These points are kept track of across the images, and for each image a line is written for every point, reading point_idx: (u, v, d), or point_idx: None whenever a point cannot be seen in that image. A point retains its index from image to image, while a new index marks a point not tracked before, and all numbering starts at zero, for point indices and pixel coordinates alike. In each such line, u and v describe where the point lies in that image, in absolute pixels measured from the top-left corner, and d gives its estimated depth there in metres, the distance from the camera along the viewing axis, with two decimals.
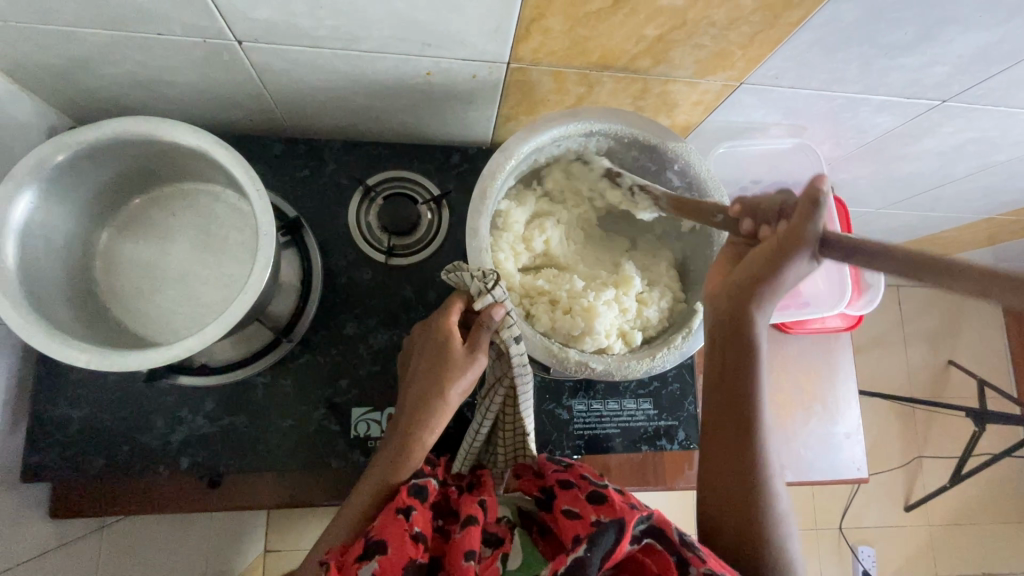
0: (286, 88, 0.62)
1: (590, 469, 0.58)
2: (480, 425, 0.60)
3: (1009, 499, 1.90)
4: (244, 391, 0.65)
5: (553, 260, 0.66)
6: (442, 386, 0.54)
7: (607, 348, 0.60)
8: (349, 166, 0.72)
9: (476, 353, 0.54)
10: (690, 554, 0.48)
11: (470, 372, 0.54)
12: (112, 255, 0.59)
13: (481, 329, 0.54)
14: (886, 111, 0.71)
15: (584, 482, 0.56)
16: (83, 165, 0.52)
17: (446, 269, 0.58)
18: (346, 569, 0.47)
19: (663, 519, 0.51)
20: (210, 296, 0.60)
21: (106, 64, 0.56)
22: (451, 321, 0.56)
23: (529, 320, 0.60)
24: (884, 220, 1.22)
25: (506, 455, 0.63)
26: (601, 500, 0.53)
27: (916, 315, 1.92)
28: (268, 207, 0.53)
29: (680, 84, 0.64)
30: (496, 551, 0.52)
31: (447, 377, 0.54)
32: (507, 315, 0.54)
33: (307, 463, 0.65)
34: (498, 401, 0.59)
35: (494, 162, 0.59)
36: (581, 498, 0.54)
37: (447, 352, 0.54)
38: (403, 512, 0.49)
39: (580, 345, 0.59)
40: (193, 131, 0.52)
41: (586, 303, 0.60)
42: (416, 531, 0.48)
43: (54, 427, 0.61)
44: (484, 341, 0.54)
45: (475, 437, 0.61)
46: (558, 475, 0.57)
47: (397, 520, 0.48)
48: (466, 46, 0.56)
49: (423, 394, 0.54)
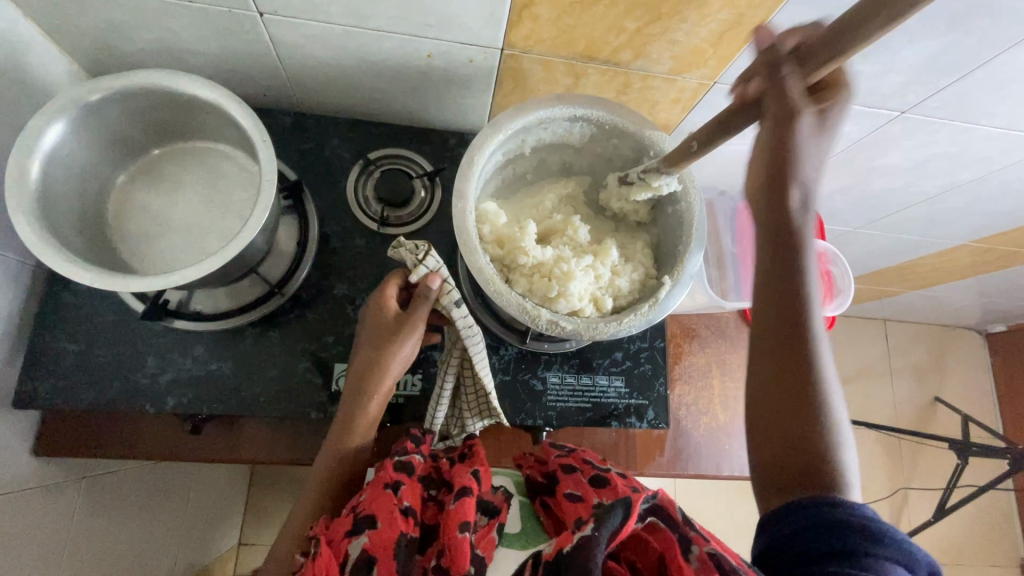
0: (300, 64, 0.68)
1: (593, 454, 0.62)
2: (443, 388, 0.63)
3: (997, 540, 1.87)
4: (233, 338, 0.68)
5: (540, 268, 0.62)
6: (386, 353, 0.58)
7: (579, 311, 0.60)
8: (352, 142, 0.77)
9: (415, 322, 0.58)
10: (693, 533, 0.49)
11: (414, 340, 0.59)
12: (127, 200, 0.64)
13: (420, 299, 0.57)
14: (852, 119, 0.77)
15: (586, 467, 0.59)
16: (107, 110, 0.57)
17: (392, 246, 0.60)
18: (335, 543, 0.49)
19: (666, 499, 0.52)
20: (209, 245, 0.64)
21: (137, 29, 0.62)
22: (388, 295, 0.59)
23: (509, 280, 0.62)
24: (863, 241, 1.27)
25: (476, 413, 0.66)
26: (601, 483, 0.56)
27: (903, 349, 1.95)
28: (272, 157, 0.57)
29: (658, 79, 0.70)
30: (492, 520, 0.53)
31: (390, 345, 0.58)
32: (443, 283, 0.58)
33: (287, 412, 0.67)
34: (455, 364, 0.63)
35: (482, 134, 0.62)
36: (583, 481, 0.56)
37: (390, 325, 0.59)
38: (394, 487, 0.51)
39: (554, 307, 0.60)
40: (209, 85, 0.57)
41: (565, 268, 0.61)
42: (405, 506, 0.50)
43: (51, 358, 0.64)
44: (422, 310, 0.58)
45: (439, 402, 0.64)
46: (561, 460, 0.60)
47: (386, 495, 0.50)
48: (464, 30, 0.62)
49: (371, 362, 0.59)
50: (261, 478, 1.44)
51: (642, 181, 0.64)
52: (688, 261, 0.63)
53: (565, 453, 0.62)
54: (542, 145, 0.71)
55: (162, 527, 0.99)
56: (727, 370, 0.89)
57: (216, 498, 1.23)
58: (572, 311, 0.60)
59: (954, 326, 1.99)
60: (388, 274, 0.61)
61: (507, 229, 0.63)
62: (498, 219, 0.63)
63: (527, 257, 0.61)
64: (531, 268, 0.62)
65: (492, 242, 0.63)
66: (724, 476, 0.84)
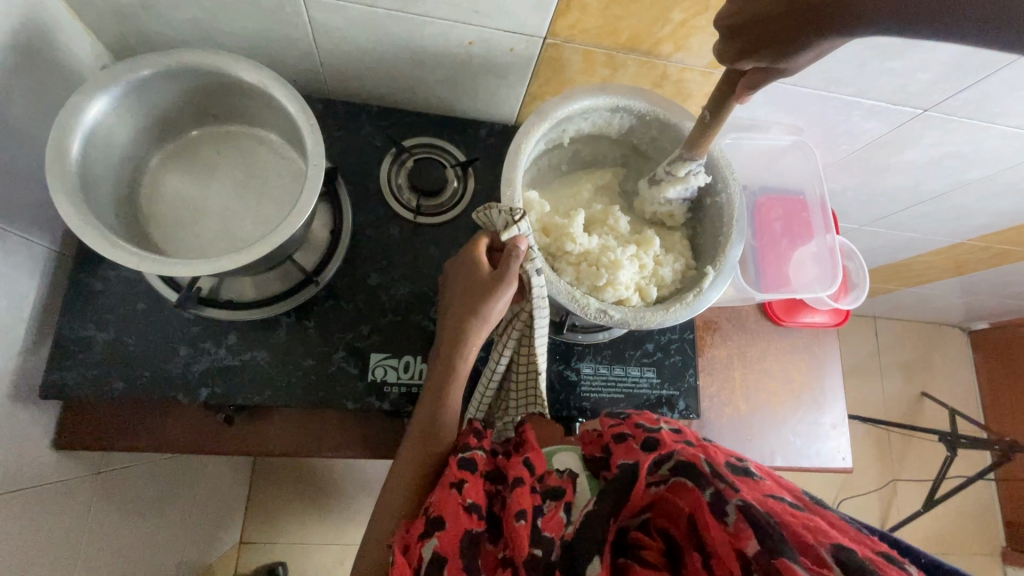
0: (336, 49, 0.67)
1: (646, 416, 0.60)
2: (497, 365, 0.63)
3: (983, 530, 1.92)
4: (267, 327, 0.67)
5: (587, 257, 0.62)
6: (477, 310, 0.56)
7: (626, 300, 0.61)
8: (384, 130, 0.76)
9: (504, 284, 0.55)
10: (722, 484, 0.49)
11: (506, 303, 0.57)
12: (158, 185, 0.62)
13: (509, 259, 0.55)
14: (875, 116, 0.79)
15: (638, 432, 0.57)
16: (149, 89, 0.55)
17: (478, 208, 0.61)
18: (411, 548, 0.49)
19: (690, 455, 0.52)
20: (246, 232, 0.62)
21: (173, 7, 0.60)
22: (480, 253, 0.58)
23: (555, 268, 0.62)
24: (865, 239, 1.30)
25: (521, 397, 0.65)
26: (654, 448, 0.54)
27: (892, 346, 2.01)
28: (319, 141, 0.56)
29: (695, 73, 0.71)
30: (559, 502, 0.52)
31: (483, 306, 0.56)
32: (529, 248, 0.56)
33: (322, 402, 0.66)
34: (513, 339, 0.61)
35: (529, 123, 0.62)
36: (636, 447, 0.55)
37: (480, 285, 0.56)
38: (457, 486, 0.52)
39: (601, 296, 0.60)
40: (256, 67, 0.56)
41: (612, 257, 0.61)
42: (469, 503, 0.50)
43: (78, 347, 0.61)
44: (513, 270, 0.55)
45: (490, 379, 0.63)
46: (614, 429, 0.59)
47: (449, 495, 0.51)
48: (511, 18, 0.61)
49: (462, 319, 0.57)
50: (262, 476, 1.41)
51: (669, 175, 0.64)
52: (731, 252, 0.64)
53: (620, 420, 0.60)
54: (579, 136, 0.71)
55: (169, 525, 0.96)
56: (747, 362, 0.92)
57: (220, 497, 1.20)
58: (618, 301, 0.61)
59: (938, 324, 2.06)
60: (476, 235, 0.60)
61: (554, 217, 0.63)
62: (544, 211, 0.64)
63: (575, 245, 0.61)
64: (577, 256, 0.62)
65: (540, 231, 0.63)
66: None
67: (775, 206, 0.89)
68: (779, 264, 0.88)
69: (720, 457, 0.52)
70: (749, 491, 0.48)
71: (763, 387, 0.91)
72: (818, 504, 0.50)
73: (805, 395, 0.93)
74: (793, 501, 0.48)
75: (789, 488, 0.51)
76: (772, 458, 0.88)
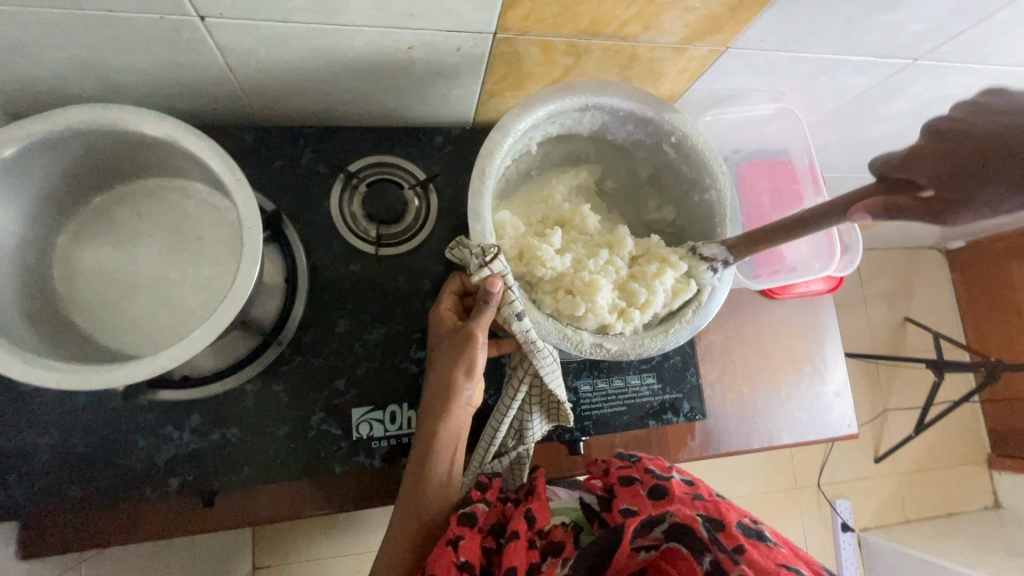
0: (254, 71, 0.57)
1: (656, 460, 0.58)
2: (511, 403, 0.58)
3: (970, 442, 2.00)
4: (233, 399, 0.60)
5: (563, 280, 0.56)
6: (452, 364, 0.52)
7: (610, 325, 0.55)
8: (327, 154, 0.68)
9: (473, 334, 0.52)
10: (721, 555, 0.49)
11: (483, 354, 0.53)
12: (72, 264, 0.54)
13: (480, 305, 0.51)
14: (863, 72, 0.72)
15: (646, 476, 0.56)
16: (33, 159, 0.47)
17: (449, 247, 0.56)
18: None
19: (688, 518, 0.51)
20: (187, 301, 0.55)
21: (44, 50, 0.50)
22: (443, 307, 0.56)
23: (534, 300, 0.56)
24: (848, 184, 1.25)
25: (539, 419, 0.61)
26: (660, 496, 0.54)
27: (875, 276, 1.99)
28: (250, 197, 0.48)
29: (667, 50, 0.63)
30: (557, 559, 0.51)
31: (456, 357, 0.52)
32: (506, 289, 0.50)
33: (307, 470, 0.61)
34: (524, 375, 0.57)
35: (491, 141, 0.55)
36: (642, 495, 0.54)
37: (452, 338, 0.53)
38: (451, 541, 0.50)
39: (583, 325, 0.55)
40: (159, 117, 0.47)
41: (586, 278, 0.55)
42: (462, 561, 0.48)
43: (23, 457, 0.55)
44: (485, 315, 0.51)
45: (502, 417, 0.59)
46: (621, 470, 0.57)
47: (444, 552, 0.49)
48: (452, 17, 0.52)
49: (439, 376, 0.53)
50: None
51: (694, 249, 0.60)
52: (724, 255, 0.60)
53: (629, 462, 0.58)
54: (548, 139, 0.64)
55: None
56: (746, 343, 0.88)
57: (228, 531, 1.16)
58: (605, 330, 0.56)
59: (918, 249, 2.05)
60: (445, 286, 0.58)
61: (526, 237, 0.57)
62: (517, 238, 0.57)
63: (547, 268, 0.55)
64: (551, 282, 0.56)
65: (516, 259, 0.56)
66: (753, 449, 0.85)
67: (760, 173, 0.83)
68: None
69: (727, 518, 0.52)
70: (751, 562, 0.49)
71: (766, 366, 0.88)
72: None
73: (806, 367, 0.90)
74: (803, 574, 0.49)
75: (801, 559, 0.52)
76: (779, 436, 0.86)
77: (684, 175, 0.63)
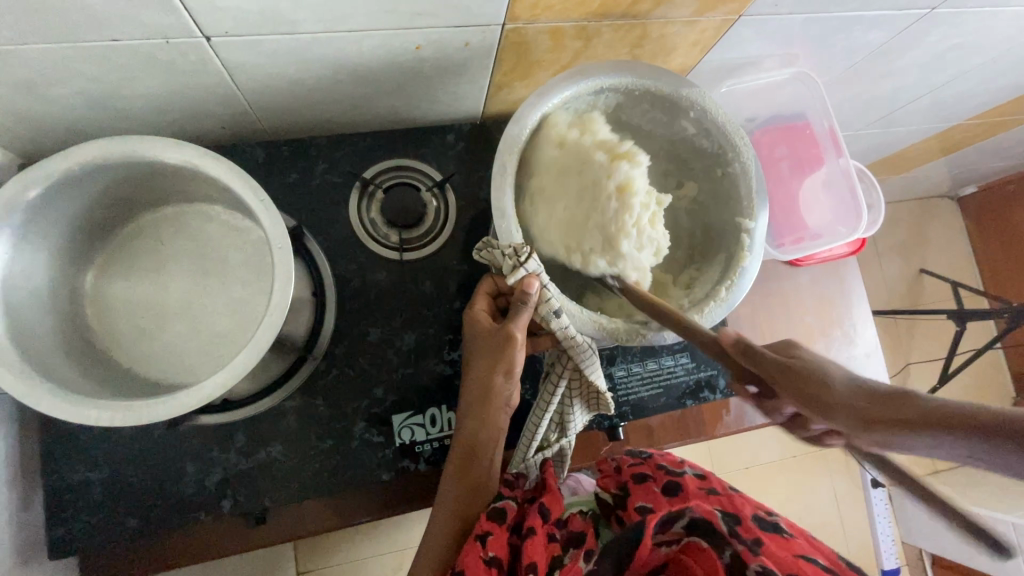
0: (261, 87, 0.56)
1: (667, 457, 0.59)
2: (551, 397, 0.58)
3: (995, 388, 1.99)
4: (274, 418, 0.61)
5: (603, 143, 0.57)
6: (493, 370, 0.52)
7: (631, 190, 0.54)
8: (341, 162, 0.67)
9: (513, 334, 0.52)
10: (740, 546, 0.49)
11: (521, 354, 0.53)
12: (103, 299, 0.54)
13: (518, 308, 0.51)
14: (878, 27, 0.70)
15: (659, 473, 0.56)
16: (56, 199, 0.46)
17: (478, 246, 0.56)
18: None
19: (706, 513, 0.52)
20: (221, 326, 0.55)
21: (52, 85, 0.49)
22: (478, 309, 0.55)
23: (567, 162, 0.57)
24: (860, 142, 1.23)
25: (580, 410, 0.61)
26: (673, 491, 0.54)
27: (888, 231, 1.96)
28: (277, 218, 0.47)
29: (678, 25, 0.61)
30: (580, 552, 0.51)
31: (496, 362, 0.52)
32: (542, 288, 0.51)
33: (354, 481, 0.61)
34: (564, 370, 0.57)
35: (509, 135, 0.55)
36: (655, 492, 0.55)
37: (488, 339, 0.53)
38: (479, 536, 0.49)
39: (614, 168, 0.55)
40: (177, 144, 0.47)
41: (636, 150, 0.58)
42: (491, 556, 0.47)
43: (76, 492, 0.56)
44: (522, 317, 0.51)
45: (543, 412, 0.59)
46: (633, 469, 0.58)
47: (472, 547, 0.48)
48: (461, 12, 0.51)
49: (480, 381, 0.53)
50: None
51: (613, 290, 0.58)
52: (754, 228, 0.59)
53: (640, 459, 0.59)
54: None
55: None
56: (773, 313, 0.87)
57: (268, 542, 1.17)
58: (622, 197, 0.54)
59: (931, 199, 2.02)
60: (478, 286, 0.56)
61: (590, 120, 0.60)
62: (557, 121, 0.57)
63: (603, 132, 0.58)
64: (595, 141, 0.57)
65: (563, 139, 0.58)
66: None
67: (777, 139, 0.84)
68: (789, 204, 0.84)
69: (742, 512, 0.52)
70: (770, 555, 0.48)
71: (795, 335, 0.87)
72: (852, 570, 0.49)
73: (835, 331, 0.90)
74: (826, 562, 0.48)
75: (821, 548, 0.51)
76: None
77: (705, 150, 0.62)
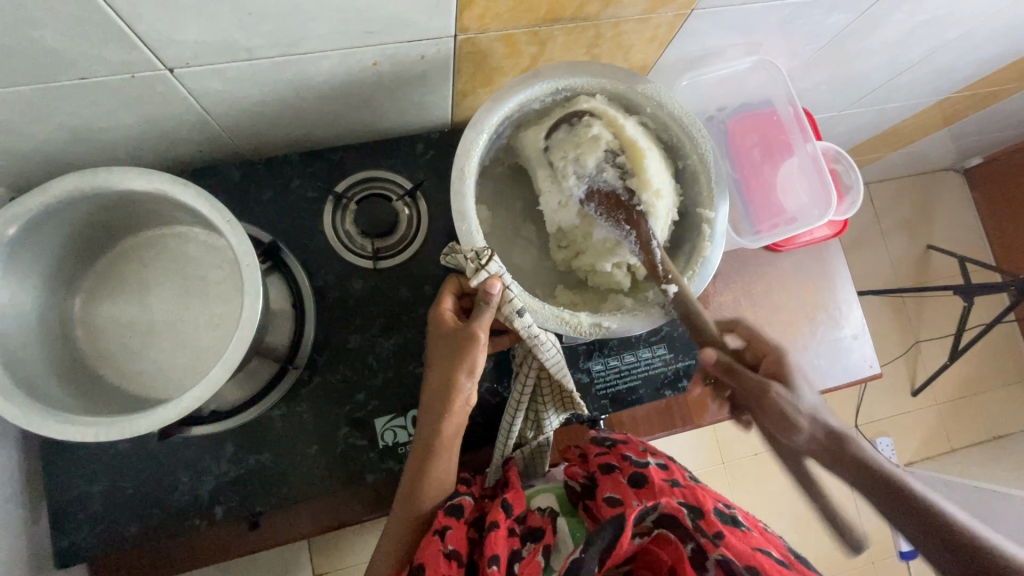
0: (229, 111, 0.59)
1: (633, 446, 0.60)
2: (521, 396, 0.60)
3: (1010, 362, 1.95)
4: (260, 426, 0.63)
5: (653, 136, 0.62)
6: (456, 369, 0.54)
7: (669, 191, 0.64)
8: (314, 177, 0.69)
9: (476, 333, 0.53)
10: (704, 539, 0.51)
11: (484, 354, 0.54)
12: (91, 322, 0.57)
13: (481, 308, 0.53)
14: (838, 11, 0.70)
15: (625, 464, 0.58)
16: (39, 230, 0.50)
17: (443, 253, 0.56)
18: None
19: (674, 508, 0.53)
20: (203, 341, 0.58)
21: (31, 124, 0.52)
22: (445, 307, 0.56)
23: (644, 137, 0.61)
24: (847, 121, 1.22)
25: (554, 411, 0.63)
26: (639, 484, 0.56)
27: (890, 208, 1.93)
28: (243, 237, 0.50)
29: (631, 23, 0.62)
30: (538, 545, 0.53)
31: (458, 362, 0.53)
32: (505, 289, 0.53)
33: (340, 483, 0.64)
34: (532, 373, 0.60)
35: (466, 139, 0.56)
36: (621, 483, 0.56)
37: (452, 337, 0.54)
38: (439, 531, 0.52)
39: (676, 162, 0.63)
40: (146, 173, 0.49)
41: None
42: (450, 549, 0.51)
43: (79, 504, 0.60)
44: (483, 317, 0.53)
45: (515, 412, 0.61)
46: (600, 459, 0.60)
47: (431, 541, 0.51)
48: (410, 28, 0.53)
49: (443, 379, 0.54)
50: None
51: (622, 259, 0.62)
52: (715, 217, 0.60)
53: (606, 448, 0.61)
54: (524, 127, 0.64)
55: None
56: (756, 300, 0.88)
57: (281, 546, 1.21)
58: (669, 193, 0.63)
59: (934, 172, 1.98)
60: (442, 285, 0.58)
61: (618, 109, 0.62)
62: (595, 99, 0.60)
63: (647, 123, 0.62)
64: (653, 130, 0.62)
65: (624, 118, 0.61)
66: None
67: (748, 127, 0.84)
68: (765, 190, 0.85)
69: (706, 505, 0.53)
70: (731, 547, 0.50)
71: (779, 320, 0.87)
72: (802, 562, 0.51)
73: (820, 315, 0.89)
74: (779, 556, 0.50)
75: (774, 542, 0.53)
76: None
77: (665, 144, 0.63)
